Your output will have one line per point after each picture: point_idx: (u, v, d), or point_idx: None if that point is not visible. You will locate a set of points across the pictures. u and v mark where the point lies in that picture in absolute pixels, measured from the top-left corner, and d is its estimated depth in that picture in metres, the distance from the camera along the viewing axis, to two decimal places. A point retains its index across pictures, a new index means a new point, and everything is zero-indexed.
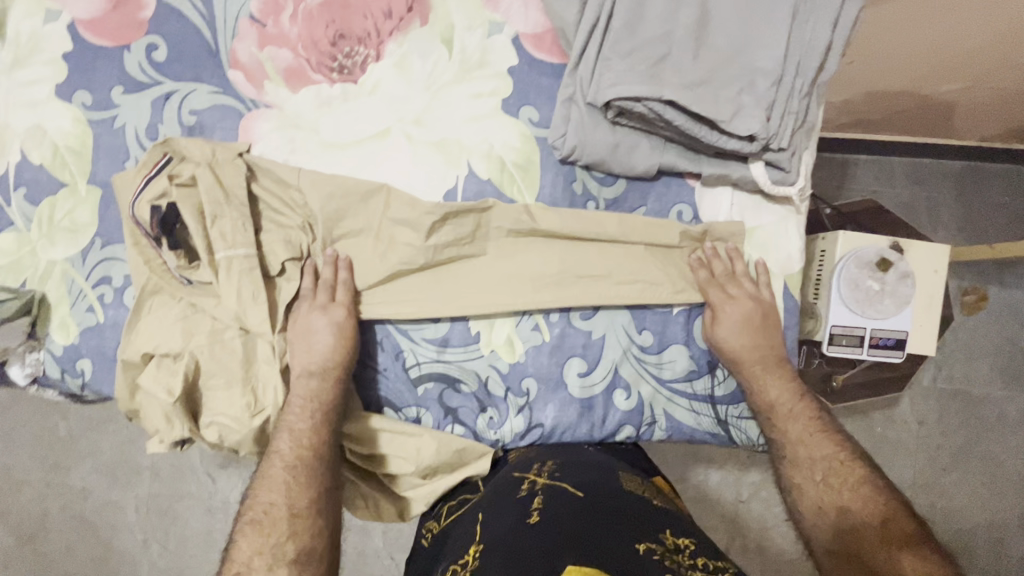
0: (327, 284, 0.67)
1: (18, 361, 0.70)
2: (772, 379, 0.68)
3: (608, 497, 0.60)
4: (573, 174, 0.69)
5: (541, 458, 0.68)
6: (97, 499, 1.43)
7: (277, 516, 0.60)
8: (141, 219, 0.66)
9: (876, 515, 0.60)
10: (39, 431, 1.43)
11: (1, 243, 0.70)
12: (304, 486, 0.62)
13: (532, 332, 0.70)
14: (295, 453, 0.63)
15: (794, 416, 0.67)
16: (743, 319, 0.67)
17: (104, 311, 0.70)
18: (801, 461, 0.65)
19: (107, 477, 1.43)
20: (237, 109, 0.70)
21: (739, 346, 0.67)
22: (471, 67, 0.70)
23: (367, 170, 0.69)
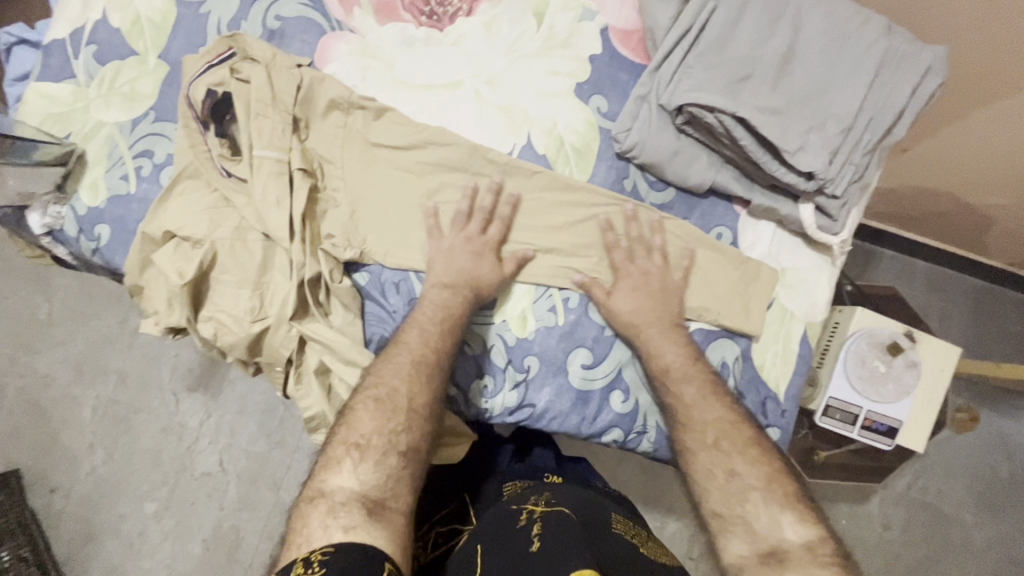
0: (485, 213, 0.69)
1: (39, 210, 0.69)
2: (665, 338, 0.66)
3: (598, 545, 0.61)
4: (627, 171, 0.70)
5: (536, 494, 0.68)
6: (59, 389, 1.40)
7: (393, 438, 0.58)
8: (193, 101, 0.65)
9: (760, 488, 0.58)
10: (20, 308, 1.42)
11: (56, 93, 0.70)
12: (419, 417, 0.61)
13: (548, 311, 0.69)
14: (414, 377, 0.62)
15: (684, 378, 0.64)
16: (641, 282, 0.67)
17: (137, 183, 0.69)
18: (695, 427, 0.62)
19: (74, 370, 1.41)
20: (321, 27, 0.71)
21: (635, 312, 0.66)
22: (554, 45, 0.71)
23: (429, 116, 0.70)
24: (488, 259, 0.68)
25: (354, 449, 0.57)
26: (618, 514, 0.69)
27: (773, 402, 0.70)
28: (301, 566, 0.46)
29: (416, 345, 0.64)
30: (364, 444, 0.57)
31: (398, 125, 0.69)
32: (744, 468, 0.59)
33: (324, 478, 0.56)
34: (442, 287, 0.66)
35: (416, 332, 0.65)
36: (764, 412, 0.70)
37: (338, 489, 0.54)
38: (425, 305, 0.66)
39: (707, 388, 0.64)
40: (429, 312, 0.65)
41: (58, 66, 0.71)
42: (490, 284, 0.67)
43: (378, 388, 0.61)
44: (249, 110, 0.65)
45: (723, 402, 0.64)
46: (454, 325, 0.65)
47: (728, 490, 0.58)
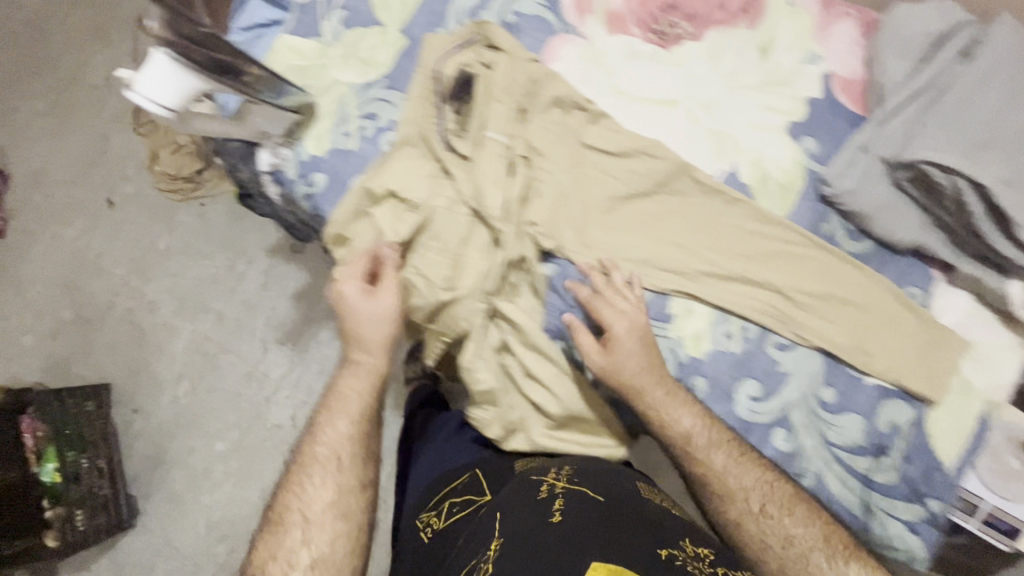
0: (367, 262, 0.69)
1: (269, 149, 0.75)
2: (688, 409, 0.68)
3: (628, 506, 0.60)
4: (826, 216, 0.71)
5: (555, 466, 0.69)
6: (161, 316, 1.47)
7: (335, 501, 0.67)
8: (440, 75, 0.72)
9: (819, 544, 0.63)
10: (145, 233, 1.50)
11: (302, 47, 0.76)
12: (352, 474, 0.68)
13: (724, 337, 0.70)
14: (342, 434, 0.69)
15: (710, 442, 0.67)
16: (637, 344, 0.67)
17: (358, 141, 0.74)
18: (738, 498, 0.66)
19: (178, 302, 1.47)
20: (554, 28, 0.75)
21: (634, 369, 0.67)
22: (774, 81, 0.73)
23: (643, 128, 0.73)
24: (363, 297, 0.69)
25: (298, 504, 0.66)
26: (646, 483, 0.68)
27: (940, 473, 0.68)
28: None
29: (350, 406, 0.71)
30: (289, 510, 0.65)
31: (612, 132, 0.72)
32: (796, 527, 0.64)
33: (281, 506, 0.66)
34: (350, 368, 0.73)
35: (349, 391, 0.72)
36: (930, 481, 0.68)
37: (297, 511, 0.65)
38: (340, 392, 0.72)
39: (728, 446, 0.67)
40: (350, 391, 0.71)
41: (309, 24, 0.76)
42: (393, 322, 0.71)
43: (322, 429, 0.70)
44: (486, 93, 0.70)
45: (751, 461, 0.67)
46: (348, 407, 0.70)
47: (790, 559, 0.63)
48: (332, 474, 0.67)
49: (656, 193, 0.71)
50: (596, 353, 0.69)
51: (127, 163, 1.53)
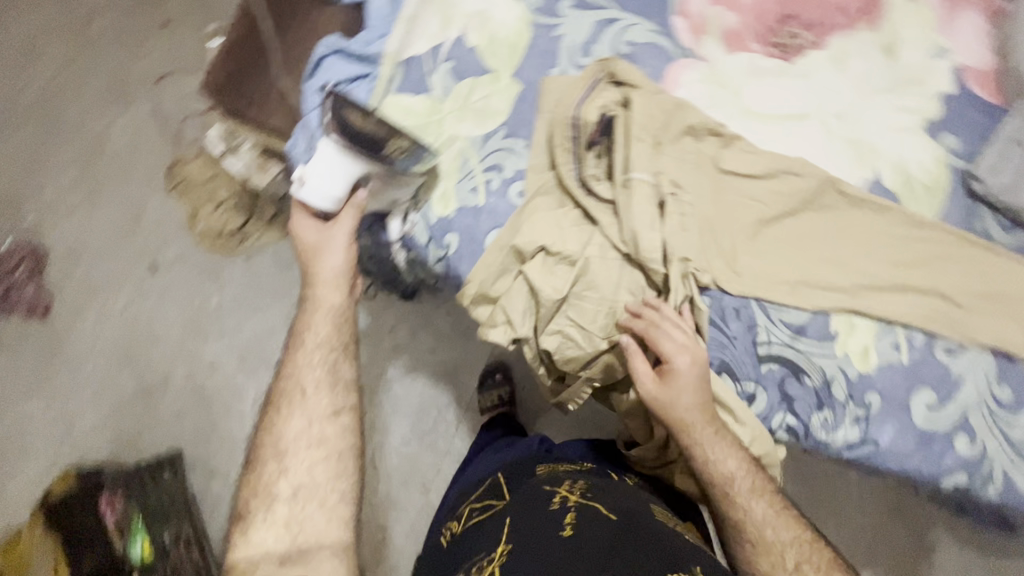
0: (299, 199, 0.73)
1: (399, 217, 0.76)
2: (736, 463, 0.67)
3: (636, 523, 0.66)
4: (977, 212, 0.69)
5: (573, 481, 0.77)
6: (226, 376, 1.43)
7: (321, 408, 0.69)
8: (582, 121, 0.69)
9: None
10: (195, 294, 1.46)
11: (413, 104, 0.73)
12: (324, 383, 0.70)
13: (890, 348, 0.69)
14: (322, 342, 0.72)
15: (753, 491, 0.67)
16: (696, 379, 0.65)
17: (486, 196, 0.72)
18: (770, 550, 0.66)
19: (240, 360, 1.44)
20: (671, 54, 0.73)
21: (689, 406, 0.65)
22: (905, 82, 0.71)
23: (779, 145, 0.71)
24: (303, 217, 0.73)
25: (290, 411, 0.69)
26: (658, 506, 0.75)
27: None
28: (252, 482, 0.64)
29: (322, 324, 0.72)
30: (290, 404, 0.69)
31: (750, 154, 0.70)
32: None
33: (276, 424, 0.69)
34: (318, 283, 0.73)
35: (320, 306, 0.73)
36: None
37: (292, 433, 0.68)
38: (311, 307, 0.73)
39: (772, 500, 0.68)
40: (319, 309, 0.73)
41: (417, 80, 0.74)
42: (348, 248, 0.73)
43: (303, 344, 0.72)
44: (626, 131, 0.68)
45: (788, 518, 0.68)
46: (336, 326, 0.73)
47: None
48: (319, 400, 0.70)
49: (802, 210, 0.70)
50: (660, 388, 0.66)
51: (168, 225, 1.48)
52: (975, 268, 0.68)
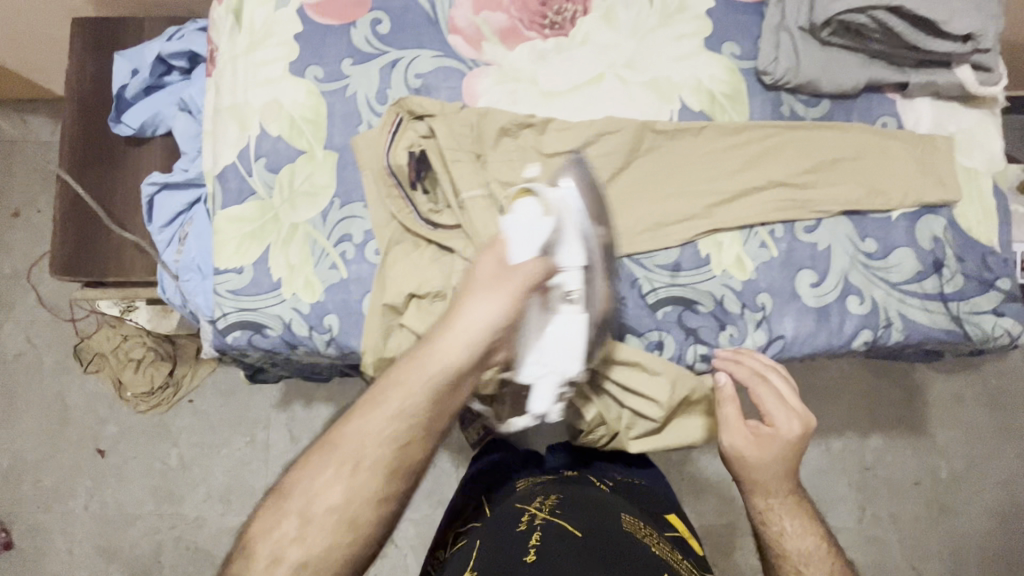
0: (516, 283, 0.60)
1: (273, 323, 0.72)
2: (806, 526, 0.67)
3: (603, 540, 0.70)
4: (780, 100, 0.74)
5: (545, 494, 0.81)
6: (214, 526, 1.39)
7: (305, 530, 0.53)
8: (395, 165, 0.71)
9: None
10: (151, 460, 1.41)
11: (243, 212, 0.73)
12: (363, 501, 0.54)
13: (760, 249, 0.73)
14: (385, 433, 0.55)
15: (823, 568, 0.65)
16: (790, 448, 0.67)
17: (347, 267, 0.72)
18: None
19: (222, 503, 1.40)
20: (460, 70, 0.75)
21: (768, 462, 0.67)
22: (671, 12, 0.75)
23: (588, 113, 0.74)
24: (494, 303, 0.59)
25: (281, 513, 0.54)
26: (627, 516, 0.76)
27: (992, 256, 0.73)
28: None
29: (387, 403, 0.56)
30: (281, 514, 0.54)
31: (565, 131, 0.73)
32: None
33: (252, 533, 0.54)
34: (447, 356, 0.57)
35: (437, 360, 0.57)
36: (989, 267, 0.73)
37: (268, 543, 0.53)
38: (414, 368, 0.57)
39: None
40: (423, 375, 0.56)
41: (237, 188, 0.74)
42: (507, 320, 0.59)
43: (337, 441, 0.56)
44: (442, 158, 0.71)
45: None
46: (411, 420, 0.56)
47: None
48: (318, 527, 0.53)
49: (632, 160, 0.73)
50: (749, 445, 0.68)
51: (96, 406, 1.43)
52: (847, 153, 0.73)
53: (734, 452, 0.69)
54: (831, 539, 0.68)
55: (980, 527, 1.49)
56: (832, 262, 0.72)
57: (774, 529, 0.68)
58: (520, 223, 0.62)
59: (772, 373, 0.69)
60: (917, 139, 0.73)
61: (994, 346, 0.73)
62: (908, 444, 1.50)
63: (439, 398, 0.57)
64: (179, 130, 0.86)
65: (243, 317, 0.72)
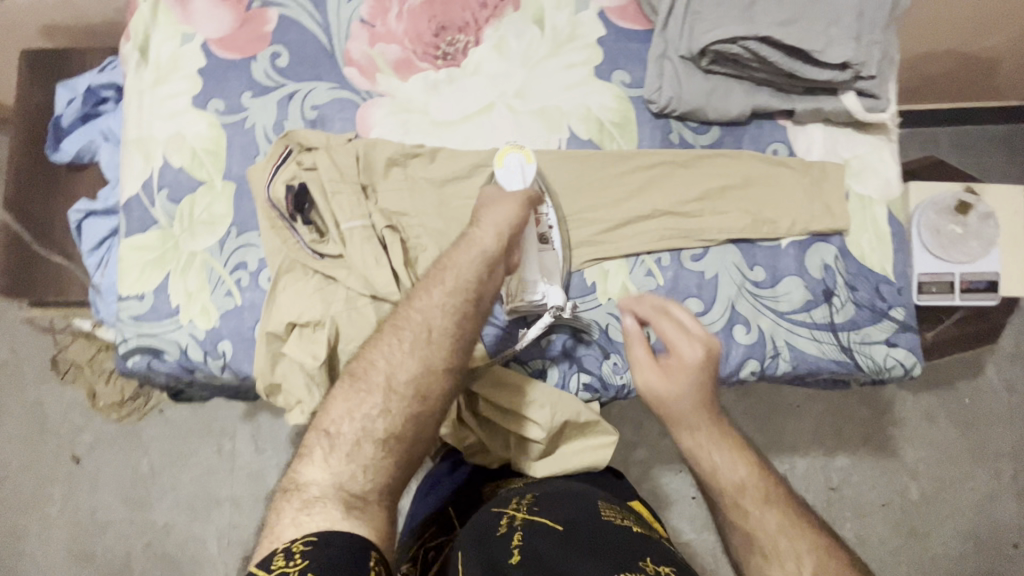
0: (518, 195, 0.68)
1: (170, 348, 0.74)
2: (747, 459, 0.62)
3: (587, 529, 0.59)
4: (669, 127, 0.74)
5: (522, 492, 0.67)
6: (180, 533, 1.43)
7: (366, 425, 0.61)
8: (276, 199, 0.73)
9: None
10: (120, 469, 1.46)
11: (145, 241, 0.76)
12: (399, 395, 0.63)
13: (646, 277, 0.72)
14: (438, 304, 0.64)
15: (761, 499, 0.61)
16: (706, 373, 0.62)
17: (242, 294, 0.75)
18: (784, 557, 0.58)
19: (188, 511, 1.44)
20: (355, 101, 0.77)
21: (681, 395, 0.62)
22: (562, 41, 0.76)
23: (478, 142, 0.75)
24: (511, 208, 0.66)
25: (325, 441, 0.61)
26: (605, 501, 0.66)
27: (886, 285, 0.71)
28: (283, 560, 0.53)
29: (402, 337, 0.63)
30: (335, 433, 0.61)
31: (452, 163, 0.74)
32: None
33: (298, 469, 0.61)
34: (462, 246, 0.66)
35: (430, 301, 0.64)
36: (882, 296, 0.71)
37: (312, 483, 0.59)
38: (444, 266, 0.65)
39: (789, 514, 0.60)
40: (443, 276, 0.64)
41: (141, 218, 0.77)
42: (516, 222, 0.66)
43: (365, 367, 0.63)
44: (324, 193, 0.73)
45: (807, 529, 0.59)
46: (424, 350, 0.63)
47: None
48: (399, 401, 0.62)
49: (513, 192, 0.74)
50: (659, 376, 0.63)
51: (70, 415, 1.48)
52: (732, 176, 0.72)
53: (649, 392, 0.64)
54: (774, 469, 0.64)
55: (953, 552, 1.43)
56: (719, 288, 0.72)
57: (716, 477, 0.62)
58: (511, 171, 0.70)
59: (670, 312, 0.64)
60: (804, 166, 0.72)
61: (888, 377, 0.71)
62: (877, 464, 1.46)
63: (480, 279, 0.64)
64: (104, 158, 0.89)
65: (146, 341, 0.75)
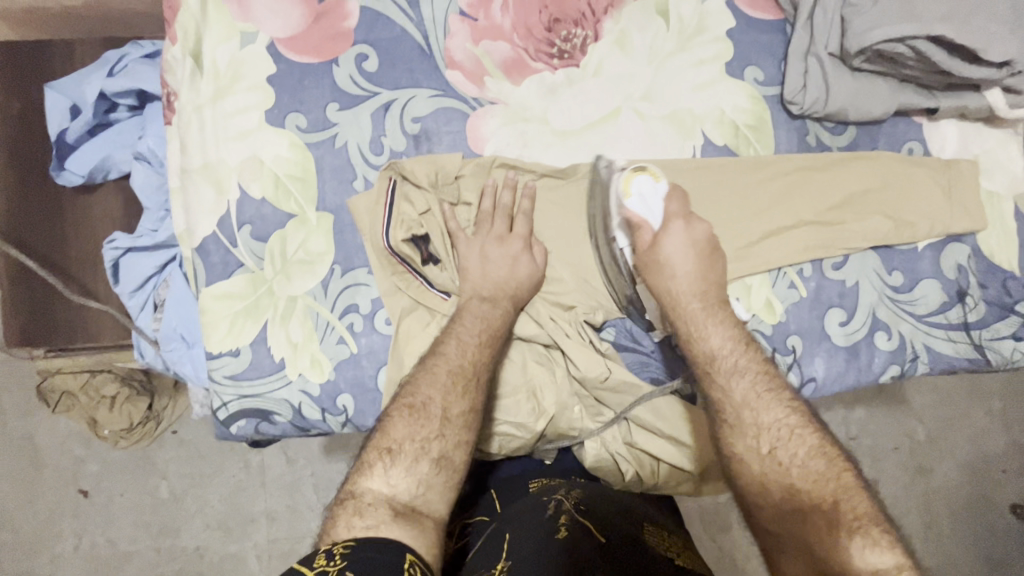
0: (505, 212, 0.66)
1: (281, 409, 0.66)
2: (760, 395, 0.58)
3: (628, 549, 0.55)
4: (806, 128, 0.70)
5: (568, 491, 0.63)
6: (216, 557, 1.16)
7: (426, 445, 0.55)
8: (394, 240, 0.64)
9: (825, 506, 0.52)
10: (137, 496, 1.17)
11: (232, 289, 0.65)
12: (459, 424, 0.57)
13: (789, 289, 0.70)
14: (469, 354, 0.60)
15: (732, 370, 0.60)
16: (686, 240, 0.65)
17: (356, 340, 0.66)
18: (747, 431, 0.57)
19: (221, 531, 1.17)
20: (462, 111, 0.67)
21: (684, 267, 0.65)
22: (690, 34, 0.69)
23: (606, 153, 0.68)
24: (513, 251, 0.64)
25: (386, 454, 0.54)
26: (648, 524, 0.62)
27: (1013, 280, 0.72)
28: (323, 560, 0.44)
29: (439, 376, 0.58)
30: (398, 449, 0.54)
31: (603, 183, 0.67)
32: (801, 479, 0.54)
33: (356, 481, 0.53)
34: (481, 300, 0.63)
35: (450, 346, 0.60)
36: (1009, 292, 0.72)
37: (368, 491, 0.52)
38: (466, 317, 0.62)
39: (760, 381, 0.59)
40: (471, 320, 0.62)
41: (222, 262, 0.65)
42: (527, 260, 0.65)
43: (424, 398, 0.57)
44: (447, 237, 0.67)
45: (781, 404, 0.58)
46: (467, 384, 0.59)
47: (782, 510, 0.53)
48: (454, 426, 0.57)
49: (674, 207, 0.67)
50: (654, 247, 0.66)
51: (69, 446, 1.17)
52: (869, 179, 0.70)
53: (654, 271, 0.65)
54: (809, 418, 0.58)
55: None
56: (863, 295, 0.71)
57: (711, 399, 0.61)
58: (643, 199, 0.66)
59: (660, 239, 0.65)
60: (941, 168, 0.70)
61: (1014, 369, 0.73)
62: None
63: (490, 330, 0.62)
64: (138, 183, 0.77)
65: (251, 403, 0.66)
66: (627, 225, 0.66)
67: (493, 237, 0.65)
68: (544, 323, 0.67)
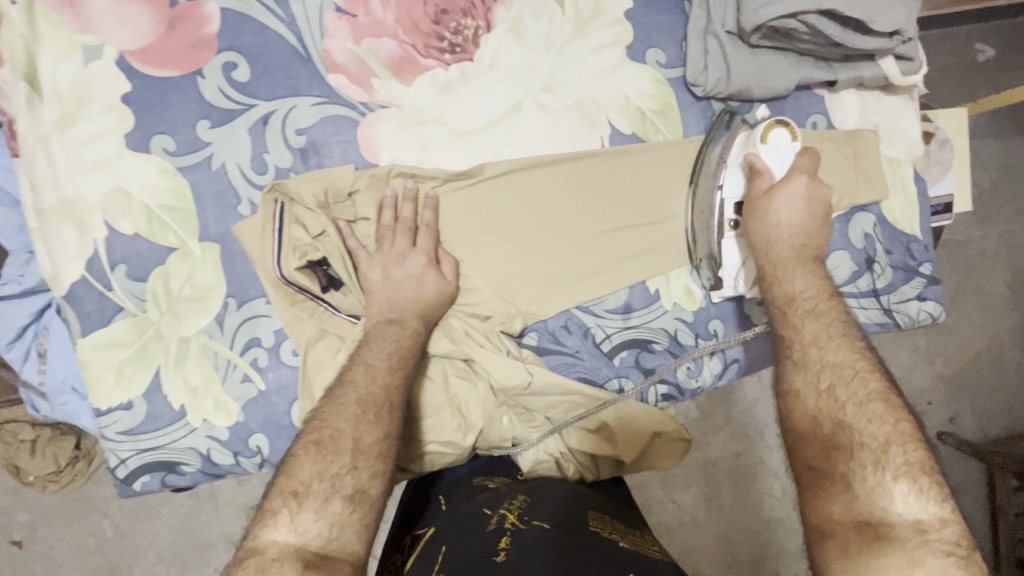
0: (409, 225, 0.62)
1: (190, 457, 0.61)
2: (832, 337, 0.54)
3: (574, 539, 0.54)
4: (712, 109, 0.69)
5: (511, 494, 0.62)
6: None
7: (337, 482, 0.49)
8: (287, 269, 0.60)
9: (877, 449, 0.48)
10: (78, 538, 1.08)
11: (114, 337, 0.59)
12: (372, 454, 0.52)
13: None
14: (381, 381, 0.56)
15: (807, 312, 0.57)
16: (805, 193, 0.61)
17: (263, 376, 0.61)
18: (809, 366, 0.54)
19: (175, 565, 1.09)
20: (350, 117, 0.62)
21: (792, 217, 0.61)
22: (587, 19, 0.66)
23: (510, 151, 0.65)
24: (418, 269, 0.60)
25: (292, 498, 0.48)
26: (595, 510, 0.61)
27: (915, 243, 0.75)
28: None
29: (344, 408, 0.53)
30: (305, 491, 0.48)
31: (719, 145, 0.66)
32: (857, 417, 0.50)
33: (257, 532, 0.47)
34: (389, 322, 0.59)
35: (359, 370, 0.56)
36: (913, 255, 0.75)
37: (273, 543, 0.46)
38: (374, 341, 0.58)
39: (836, 325, 0.56)
40: (379, 345, 0.58)
41: (98, 309, 0.59)
42: (435, 275, 0.61)
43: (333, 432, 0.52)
44: (347, 258, 0.62)
45: (854, 347, 0.54)
46: (372, 413, 0.54)
47: (827, 445, 0.50)
48: (368, 459, 0.52)
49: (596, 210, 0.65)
50: (767, 196, 0.62)
51: None
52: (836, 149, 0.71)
53: (760, 213, 0.62)
54: (877, 365, 0.53)
55: None
56: None
57: (780, 336, 0.57)
58: (777, 151, 0.63)
59: (777, 189, 0.61)
60: (845, 138, 0.71)
61: (924, 326, 0.76)
62: None
63: (395, 357, 0.57)
64: None
65: (153, 455, 0.61)
66: (749, 169, 0.63)
67: (395, 254, 0.61)
68: (458, 338, 0.64)
